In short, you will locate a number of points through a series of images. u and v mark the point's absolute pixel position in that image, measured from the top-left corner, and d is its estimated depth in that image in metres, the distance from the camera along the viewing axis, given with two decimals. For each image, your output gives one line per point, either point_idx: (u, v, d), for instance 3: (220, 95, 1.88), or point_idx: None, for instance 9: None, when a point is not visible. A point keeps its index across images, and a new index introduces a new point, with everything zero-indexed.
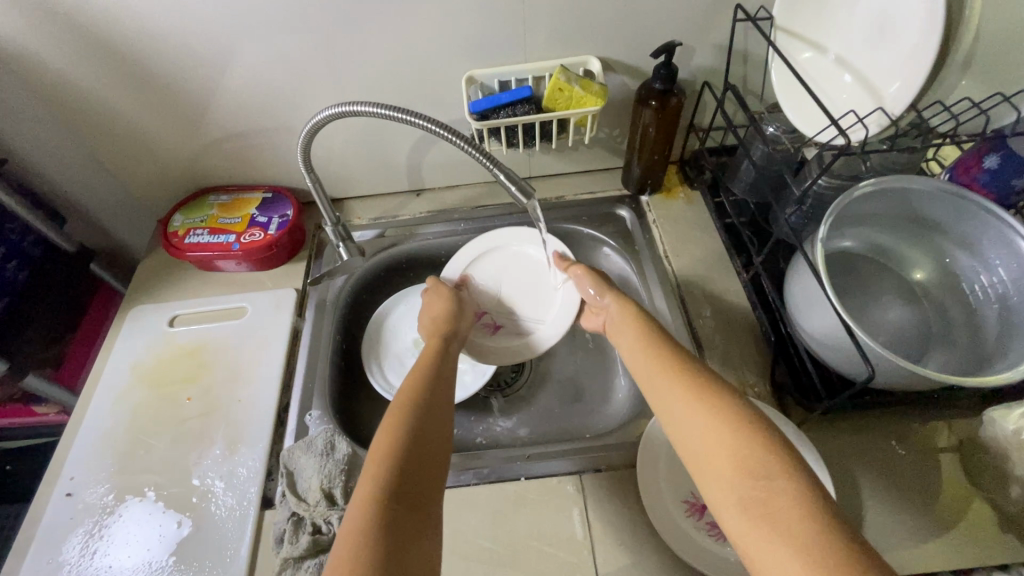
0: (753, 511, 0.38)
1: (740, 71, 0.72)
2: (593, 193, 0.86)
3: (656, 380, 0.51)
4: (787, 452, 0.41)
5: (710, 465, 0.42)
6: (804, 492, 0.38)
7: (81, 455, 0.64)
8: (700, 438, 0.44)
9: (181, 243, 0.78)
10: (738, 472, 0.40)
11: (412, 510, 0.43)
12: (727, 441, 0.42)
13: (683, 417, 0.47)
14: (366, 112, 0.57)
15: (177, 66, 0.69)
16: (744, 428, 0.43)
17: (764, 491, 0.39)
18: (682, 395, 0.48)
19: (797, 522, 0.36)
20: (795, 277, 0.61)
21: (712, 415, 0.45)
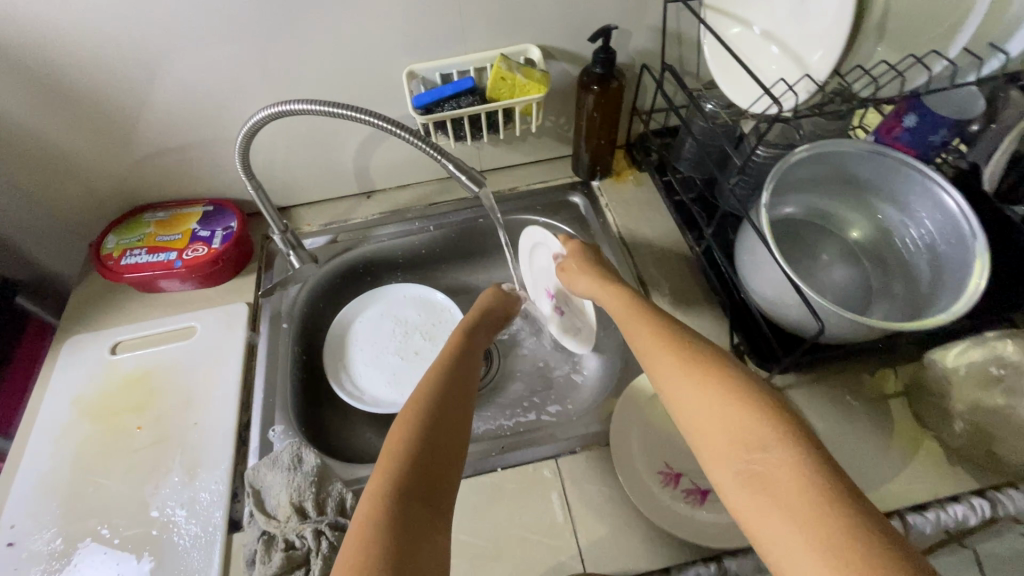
0: (751, 485, 0.36)
1: (675, 53, 0.74)
2: (545, 182, 0.87)
3: (653, 349, 0.48)
4: (780, 416, 0.38)
5: (706, 439, 0.40)
6: (803, 459, 0.36)
7: (21, 500, 0.59)
8: (694, 411, 0.42)
9: (118, 265, 0.73)
10: (733, 445, 0.38)
11: (422, 509, 0.42)
12: (721, 411, 0.40)
13: (680, 387, 0.44)
14: (304, 110, 0.55)
15: (94, 77, 0.64)
16: (738, 396, 0.40)
17: (761, 462, 0.36)
18: (672, 364, 0.45)
19: (800, 496, 0.34)
20: (744, 246, 0.63)
21: (705, 385, 0.42)
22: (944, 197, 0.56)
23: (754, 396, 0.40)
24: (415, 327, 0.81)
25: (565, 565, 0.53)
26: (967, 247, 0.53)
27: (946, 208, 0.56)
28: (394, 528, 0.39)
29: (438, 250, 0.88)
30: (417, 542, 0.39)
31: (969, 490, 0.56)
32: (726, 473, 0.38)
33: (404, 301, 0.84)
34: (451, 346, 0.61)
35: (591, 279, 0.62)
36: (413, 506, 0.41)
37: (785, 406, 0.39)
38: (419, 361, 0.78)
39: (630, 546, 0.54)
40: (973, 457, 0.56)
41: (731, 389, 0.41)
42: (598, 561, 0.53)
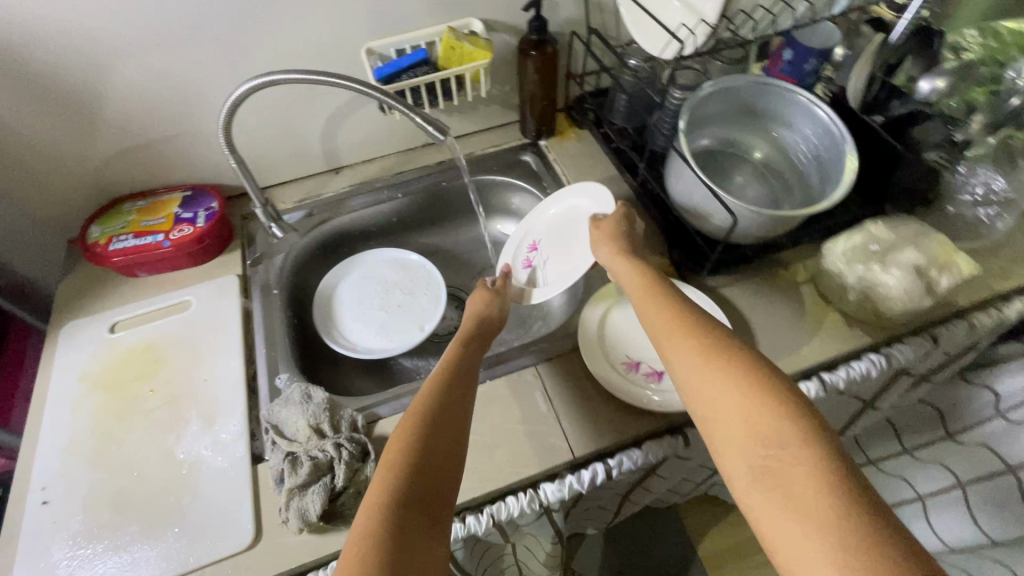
0: (764, 480, 0.39)
1: (598, 19, 0.86)
2: (498, 146, 0.97)
3: (674, 339, 0.50)
4: (803, 419, 0.41)
5: (721, 431, 0.43)
6: (821, 462, 0.38)
7: (47, 466, 0.64)
8: (717, 404, 0.44)
9: (106, 251, 0.77)
10: (752, 441, 0.41)
11: (422, 518, 0.43)
12: (741, 406, 0.42)
13: (701, 379, 0.46)
14: (285, 80, 0.63)
15: (70, 70, 0.69)
16: (761, 394, 0.42)
17: (778, 460, 0.39)
18: (694, 358, 0.47)
19: (814, 494, 0.37)
20: (671, 172, 0.75)
21: (731, 380, 0.44)
22: (819, 112, 0.69)
23: (778, 394, 0.42)
24: (395, 284, 0.89)
25: (553, 445, 0.63)
26: (840, 148, 0.67)
27: (822, 121, 0.70)
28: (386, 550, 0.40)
29: (408, 215, 0.96)
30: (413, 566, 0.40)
31: (864, 345, 0.70)
32: (740, 466, 0.41)
33: (382, 262, 0.92)
34: (452, 351, 0.60)
35: (615, 256, 0.64)
36: (413, 517, 0.43)
37: (807, 407, 0.41)
38: (404, 311, 0.86)
39: (605, 423, 0.65)
40: (864, 319, 0.70)
41: (753, 386, 0.43)
42: (579, 438, 0.64)
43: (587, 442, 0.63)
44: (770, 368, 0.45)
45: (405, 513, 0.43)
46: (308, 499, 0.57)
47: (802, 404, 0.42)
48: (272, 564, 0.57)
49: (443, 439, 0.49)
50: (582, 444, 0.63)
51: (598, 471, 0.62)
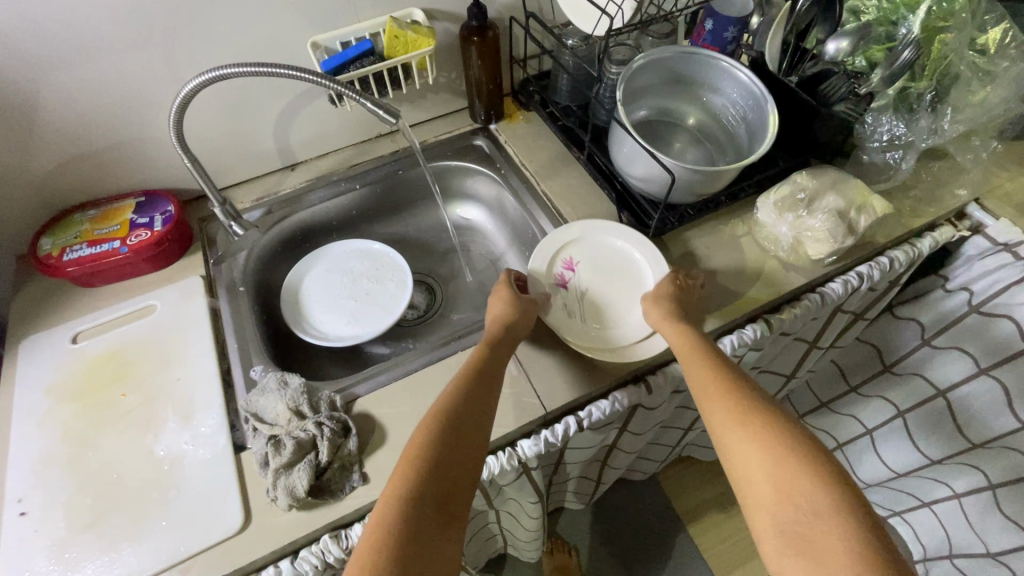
0: (791, 543, 0.45)
1: (535, 4, 0.90)
2: (450, 132, 1.00)
3: (714, 399, 0.56)
4: (833, 488, 0.46)
5: (753, 493, 0.49)
6: (851, 536, 0.43)
7: (21, 478, 0.63)
8: (752, 465, 0.50)
9: (61, 262, 0.76)
10: (782, 501, 0.47)
11: (435, 518, 0.48)
12: (774, 471, 0.48)
13: (739, 443, 0.52)
14: (235, 74, 0.64)
15: (5, 79, 0.68)
16: (797, 465, 0.48)
17: (807, 524, 0.45)
18: (734, 425, 0.53)
19: (840, 556, 0.42)
20: (615, 142, 0.80)
21: (766, 446, 0.50)
22: (741, 75, 0.75)
23: (812, 464, 0.48)
24: (360, 273, 0.91)
25: (526, 403, 0.67)
26: (763, 106, 0.73)
27: (744, 84, 0.76)
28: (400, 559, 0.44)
29: (367, 206, 0.98)
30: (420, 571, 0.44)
31: (800, 285, 0.76)
32: (769, 529, 0.46)
33: (345, 254, 0.93)
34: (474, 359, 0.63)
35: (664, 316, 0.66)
36: (427, 518, 0.47)
37: (851, 493, 0.46)
38: (372, 298, 0.88)
39: (573, 378, 0.69)
40: (798, 262, 0.77)
41: (786, 454, 0.49)
42: (550, 394, 0.68)
43: (558, 397, 0.68)
44: (805, 437, 0.51)
45: (420, 512, 0.47)
46: (295, 476, 0.59)
47: (842, 484, 0.47)
48: (265, 544, 0.58)
49: (463, 451, 0.53)
50: (553, 399, 0.67)
51: (570, 423, 0.67)
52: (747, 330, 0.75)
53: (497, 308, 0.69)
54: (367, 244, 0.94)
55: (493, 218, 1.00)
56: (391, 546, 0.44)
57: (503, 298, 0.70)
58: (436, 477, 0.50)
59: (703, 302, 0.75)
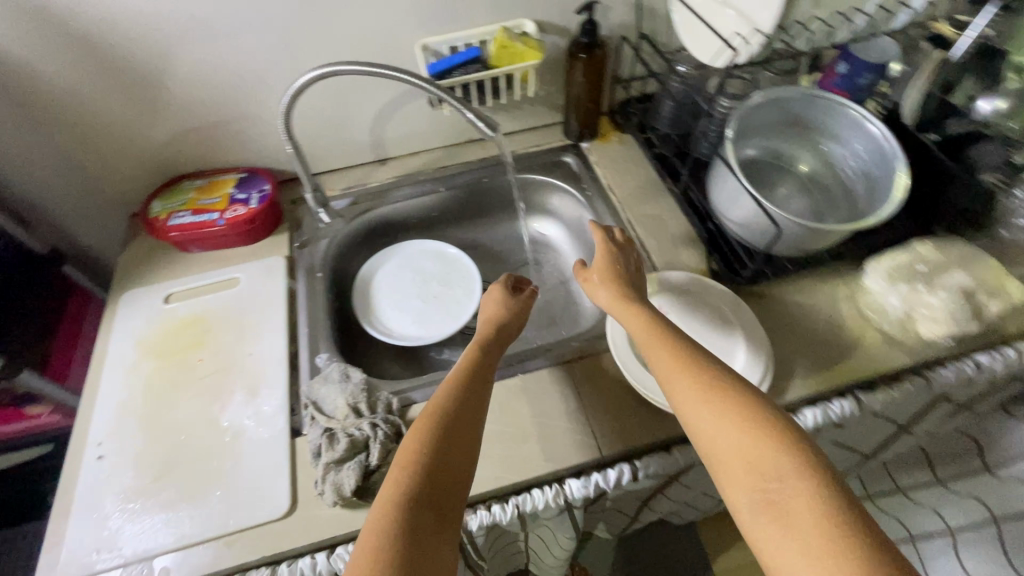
0: (769, 516, 0.42)
1: (649, 25, 0.86)
2: (540, 145, 0.98)
3: (674, 375, 0.51)
4: (803, 454, 0.43)
5: (725, 470, 0.45)
6: (823, 502, 0.41)
7: (103, 423, 0.68)
8: (716, 439, 0.46)
9: (165, 225, 0.82)
10: (752, 475, 0.44)
11: (435, 522, 0.45)
12: (744, 441, 0.45)
13: (704, 416, 0.48)
14: (347, 71, 0.65)
15: (144, 51, 0.73)
16: (762, 432, 0.45)
17: (780, 496, 0.42)
18: (696, 397, 0.49)
19: (816, 525, 0.40)
20: (715, 179, 0.76)
21: (731, 418, 0.47)
22: (872, 127, 0.69)
23: (776, 432, 0.45)
24: (432, 277, 0.92)
25: (581, 441, 0.64)
26: (892, 165, 0.66)
27: (873, 137, 0.69)
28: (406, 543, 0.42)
29: (448, 208, 0.98)
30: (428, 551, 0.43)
31: (904, 366, 0.68)
32: (745, 504, 0.43)
33: (419, 255, 0.94)
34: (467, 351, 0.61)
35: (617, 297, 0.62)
36: (424, 516, 0.45)
37: (825, 460, 0.43)
38: (440, 304, 0.88)
39: (634, 424, 0.66)
40: (905, 339, 0.69)
41: (752, 423, 0.46)
42: (607, 437, 0.65)
43: (614, 442, 0.64)
44: (773, 409, 0.47)
45: (416, 509, 0.45)
46: (344, 474, 0.60)
47: (817, 454, 0.44)
48: (305, 534, 0.59)
49: (458, 447, 0.50)
50: (609, 443, 0.64)
51: (624, 472, 0.63)
52: (835, 405, 0.67)
53: (490, 308, 0.69)
54: (446, 248, 0.94)
55: (570, 238, 0.98)
56: (394, 534, 0.42)
57: (495, 294, 0.70)
58: (436, 456, 0.48)
59: (788, 366, 0.69)
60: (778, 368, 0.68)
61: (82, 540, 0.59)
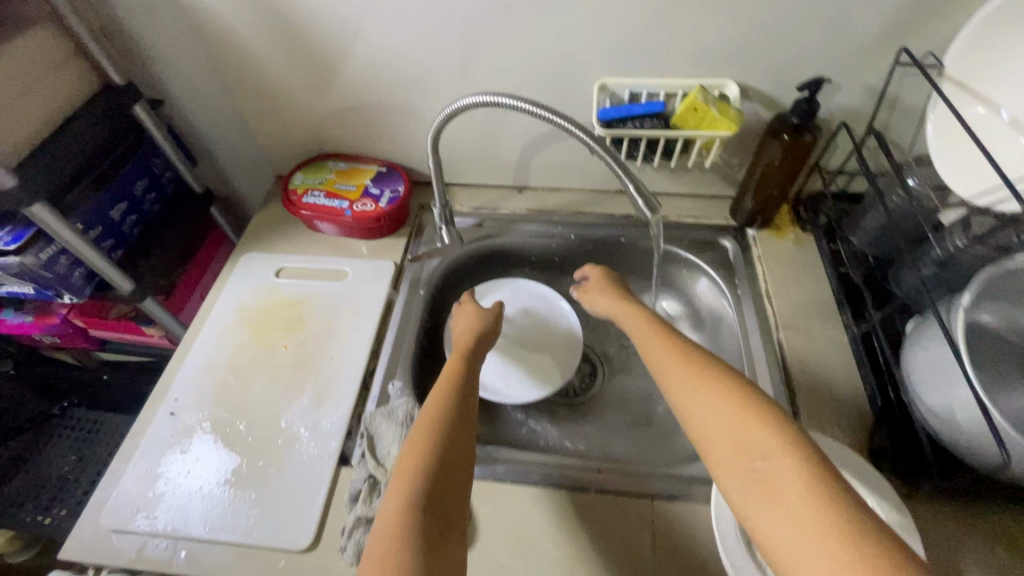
0: (757, 491, 0.42)
1: (885, 118, 0.69)
2: (697, 218, 0.85)
3: (675, 375, 0.53)
4: (787, 433, 0.43)
5: (714, 452, 0.46)
6: (808, 474, 0.40)
7: (186, 380, 0.70)
8: (705, 426, 0.47)
9: (299, 201, 0.83)
10: (740, 457, 0.44)
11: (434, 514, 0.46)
12: (732, 425, 0.46)
13: (696, 408, 0.49)
14: (511, 105, 0.58)
15: (330, 33, 0.73)
16: (747, 415, 0.46)
17: (765, 471, 0.42)
18: (691, 390, 0.51)
19: (800, 498, 0.39)
20: (921, 343, 0.57)
21: (720, 407, 0.48)
22: None
23: (760, 415, 0.45)
24: (531, 326, 0.84)
25: None
26: None
27: None
28: (428, 484, 0.47)
29: (572, 257, 0.89)
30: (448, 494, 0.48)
31: None
32: (734, 481, 0.43)
33: (526, 297, 0.87)
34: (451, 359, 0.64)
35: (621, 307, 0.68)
36: (427, 514, 0.45)
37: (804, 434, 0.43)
38: (529, 359, 0.81)
39: None
40: None
41: (742, 409, 0.46)
42: None
43: None
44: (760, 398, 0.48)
45: (424, 509, 0.46)
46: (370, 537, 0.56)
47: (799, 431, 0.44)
48: None
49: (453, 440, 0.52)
50: None
51: None
52: None
53: (467, 321, 0.73)
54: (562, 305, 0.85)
55: (699, 331, 0.84)
56: (415, 477, 0.47)
57: (467, 308, 0.75)
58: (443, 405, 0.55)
59: None
60: None
61: (129, 492, 0.61)
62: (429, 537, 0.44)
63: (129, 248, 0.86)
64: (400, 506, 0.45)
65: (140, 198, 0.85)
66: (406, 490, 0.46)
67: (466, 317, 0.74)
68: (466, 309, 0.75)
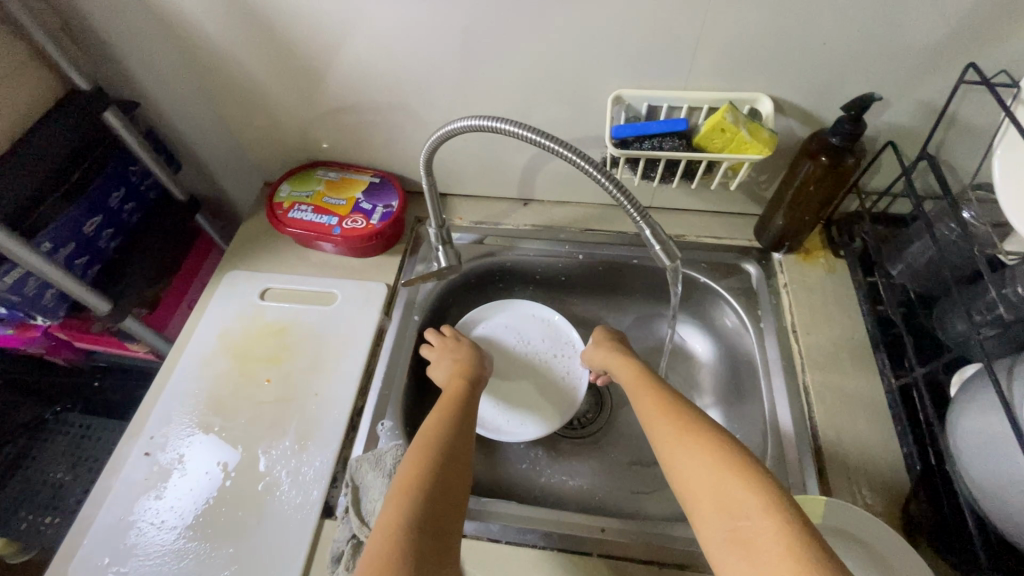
0: (737, 550, 0.41)
1: (940, 138, 0.60)
2: (718, 238, 0.77)
3: (661, 427, 0.53)
4: (770, 489, 0.43)
5: (697, 507, 0.45)
6: (786, 532, 0.40)
7: (162, 416, 0.65)
8: (689, 476, 0.47)
9: (285, 216, 0.77)
10: (721, 512, 0.43)
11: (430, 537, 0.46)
12: (715, 479, 0.45)
13: (681, 462, 0.48)
14: (511, 133, 0.51)
15: (314, 35, 0.65)
16: (731, 468, 0.45)
17: (745, 528, 0.41)
18: (676, 442, 0.50)
19: (782, 558, 0.38)
20: (972, 407, 0.50)
21: (706, 456, 0.47)
22: None
23: (745, 467, 0.45)
24: (531, 356, 0.79)
25: None
26: None
27: None
28: (425, 513, 0.47)
29: (580, 277, 0.83)
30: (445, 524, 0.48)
31: None
32: (714, 537, 0.43)
33: (528, 322, 0.81)
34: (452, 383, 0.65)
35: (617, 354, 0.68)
36: (424, 532, 0.46)
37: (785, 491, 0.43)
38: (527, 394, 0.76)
39: None
40: None
41: (726, 462, 0.46)
42: None
43: None
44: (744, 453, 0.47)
45: (421, 528, 0.46)
46: None
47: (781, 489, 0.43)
48: None
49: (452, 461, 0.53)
50: None
51: None
52: None
53: (450, 364, 0.68)
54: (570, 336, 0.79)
55: (717, 363, 0.77)
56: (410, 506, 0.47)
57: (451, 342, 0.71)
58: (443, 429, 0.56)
59: None
60: None
61: (100, 542, 0.57)
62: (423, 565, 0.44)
63: (107, 262, 0.80)
64: (394, 525, 0.46)
65: (117, 209, 0.79)
66: (404, 508, 0.47)
67: (446, 358, 0.69)
68: (449, 347, 0.71)
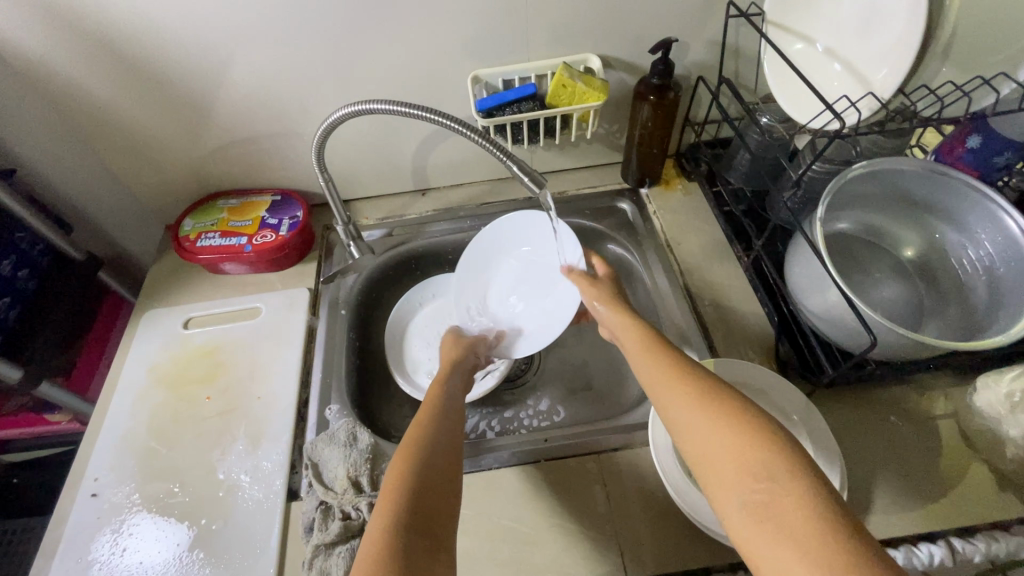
0: (756, 520, 0.36)
1: (732, 67, 0.76)
2: (594, 187, 0.89)
3: (667, 390, 0.48)
4: (792, 450, 0.39)
5: (714, 473, 0.40)
6: (811, 497, 0.36)
7: (104, 456, 0.65)
8: (702, 436, 0.43)
9: (194, 246, 0.79)
10: (741, 477, 0.39)
11: (421, 541, 0.41)
12: (732, 444, 0.40)
13: (696, 424, 0.44)
14: (381, 110, 0.59)
15: (185, 71, 0.70)
16: (749, 430, 0.41)
17: (771, 496, 0.37)
18: (690, 407, 0.45)
19: (804, 529, 0.34)
20: (795, 258, 0.63)
21: (723, 422, 0.42)
22: (1006, 219, 0.56)
23: (766, 433, 0.40)
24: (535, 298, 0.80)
25: (602, 555, 0.56)
26: None
27: (1008, 231, 0.56)
28: (410, 507, 0.42)
29: None
30: (433, 524, 0.42)
31: (1015, 516, 0.55)
32: (732, 507, 0.38)
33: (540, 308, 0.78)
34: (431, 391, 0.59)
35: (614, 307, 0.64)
36: (412, 535, 0.40)
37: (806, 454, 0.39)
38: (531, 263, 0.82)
39: (667, 544, 0.56)
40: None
41: (745, 425, 0.41)
42: (634, 548, 0.56)
43: (643, 562, 0.55)
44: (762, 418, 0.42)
45: (409, 527, 0.41)
46: (332, 561, 0.54)
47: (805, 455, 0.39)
48: None
49: (439, 466, 0.47)
50: (638, 561, 0.55)
51: None
52: (921, 551, 0.52)
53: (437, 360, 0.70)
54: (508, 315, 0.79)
55: None
56: (392, 506, 0.42)
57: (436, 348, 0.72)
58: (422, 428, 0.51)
59: (865, 498, 0.57)
60: (852, 495, 0.57)
61: None
62: (415, 561, 0.39)
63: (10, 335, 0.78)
64: (379, 527, 0.40)
65: (9, 277, 0.76)
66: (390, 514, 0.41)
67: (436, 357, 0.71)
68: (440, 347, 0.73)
